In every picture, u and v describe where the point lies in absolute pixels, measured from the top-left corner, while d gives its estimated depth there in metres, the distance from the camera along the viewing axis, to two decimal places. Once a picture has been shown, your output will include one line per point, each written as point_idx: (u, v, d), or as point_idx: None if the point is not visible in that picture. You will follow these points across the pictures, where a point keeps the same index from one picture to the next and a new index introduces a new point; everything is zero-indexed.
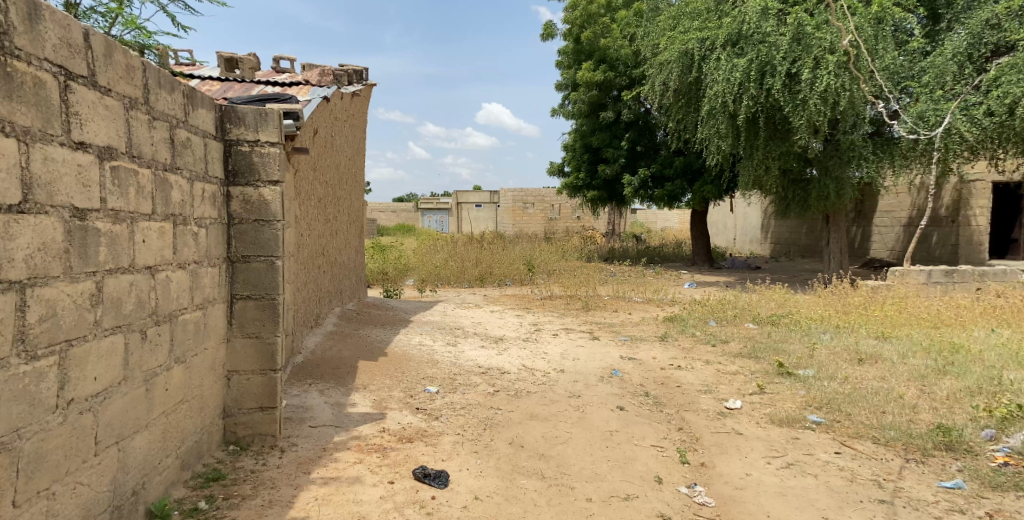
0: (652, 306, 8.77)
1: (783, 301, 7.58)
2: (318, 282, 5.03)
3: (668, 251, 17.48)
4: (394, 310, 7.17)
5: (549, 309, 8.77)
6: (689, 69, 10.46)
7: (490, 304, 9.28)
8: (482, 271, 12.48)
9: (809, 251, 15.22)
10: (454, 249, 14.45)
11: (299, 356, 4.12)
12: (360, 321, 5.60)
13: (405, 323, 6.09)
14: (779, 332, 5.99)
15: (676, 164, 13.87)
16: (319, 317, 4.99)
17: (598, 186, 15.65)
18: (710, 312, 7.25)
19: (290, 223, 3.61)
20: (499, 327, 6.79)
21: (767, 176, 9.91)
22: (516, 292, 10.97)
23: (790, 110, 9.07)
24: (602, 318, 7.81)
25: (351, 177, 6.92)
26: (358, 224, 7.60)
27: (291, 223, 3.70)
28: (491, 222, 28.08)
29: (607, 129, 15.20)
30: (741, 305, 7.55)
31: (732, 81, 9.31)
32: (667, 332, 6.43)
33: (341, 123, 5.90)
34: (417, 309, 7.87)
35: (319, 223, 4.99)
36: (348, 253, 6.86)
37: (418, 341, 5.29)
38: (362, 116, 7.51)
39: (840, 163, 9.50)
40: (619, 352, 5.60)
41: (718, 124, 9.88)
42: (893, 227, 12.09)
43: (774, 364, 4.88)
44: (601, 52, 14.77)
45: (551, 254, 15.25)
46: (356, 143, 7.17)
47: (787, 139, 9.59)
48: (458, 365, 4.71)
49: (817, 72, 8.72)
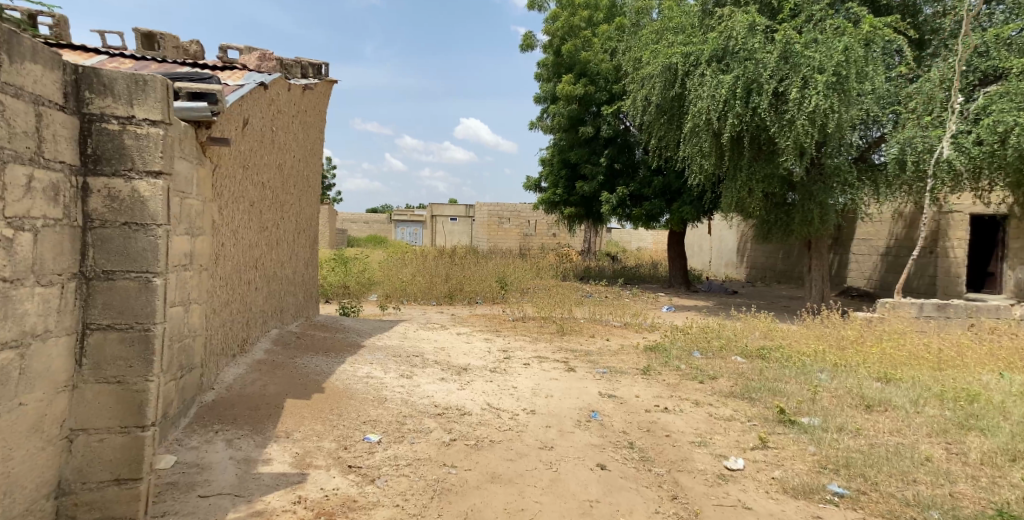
0: (631, 332, 8.17)
1: (772, 331, 7.00)
2: (245, 303, 4.33)
3: (644, 272, 16.94)
4: (347, 332, 6.44)
5: (520, 332, 8.07)
6: (672, 84, 9.87)
7: (456, 325, 8.55)
8: (451, 287, 11.77)
9: (785, 277, 14.82)
10: (422, 263, 13.70)
11: (209, 394, 3.43)
12: (299, 348, 4.88)
13: (355, 349, 5.37)
14: (772, 367, 5.37)
15: (654, 183, 13.37)
16: (245, 342, 4.29)
17: (575, 202, 15.21)
18: (696, 342, 6.63)
19: (180, 230, 2.92)
20: (463, 354, 6.06)
21: (750, 199, 9.25)
22: (487, 312, 10.27)
23: (776, 131, 8.41)
24: (577, 344, 7.13)
25: (299, 182, 6.19)
26: (309, 234, 6.87)
27: (184, 230, 2.98)
28: (465, 236, 27.36)
29: (586, 145, 14.68)
30: (728, 334, 6.95)
31: (717, 97, 8.69)
32: (650, 363, 5.80)
33: (285, 117, 5.20)
34: (375, 331, 7.11)
35: (248, 233, 4.30)
36: (294, 267, 6.12)
37: (366, 372, 4.56)
38: (317, 114, 6.79)
39: (824, 189, 8.87)
40: (597, 388, 4.92)
41: (701, 142, 9.23)
42: (871, 255, 11.50)
43: (773, 409, 4.15)
44: (581, 66, 14.27)
45: (524, 271, 14.58)
46: (307, 144, 6.45)
47: (774, 160, 8.89)
48: (410, 404, 3.99)
49: (805, 92, 8.04)
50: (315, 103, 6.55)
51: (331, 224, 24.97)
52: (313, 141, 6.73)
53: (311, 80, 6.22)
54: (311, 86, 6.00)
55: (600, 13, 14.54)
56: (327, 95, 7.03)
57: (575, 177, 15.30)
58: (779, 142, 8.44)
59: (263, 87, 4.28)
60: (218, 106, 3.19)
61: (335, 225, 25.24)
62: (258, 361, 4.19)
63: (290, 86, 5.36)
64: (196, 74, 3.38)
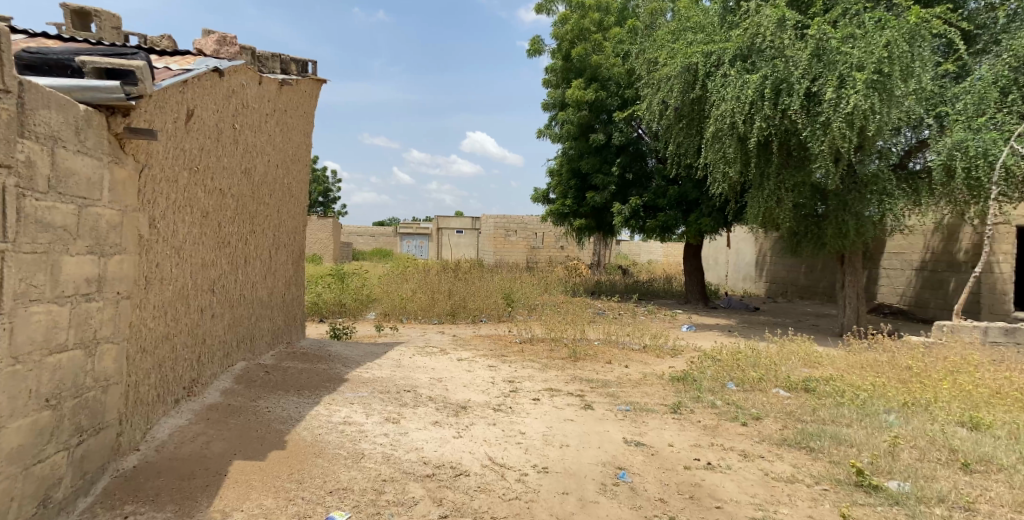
0: (651, 357, 7.39)
1: (812, 358, 6.19)
2: (194, 335, 3.61)
3: (658, 287, 16.14)
4: (333, 360, 5.71)
5: (528, 357, 7.28)
6: (692, 85, 9.08)
7: (457, 348, 7.78)
8: (454, 304, 11.02)
9: (808, 292, 14.06)
10: (424, 278, 12.99)
11: (131, 458, 2.72)
12: (266, 385, 4.15)
13: (336, 383, 4.64)
14: (824, 401, 4.58)
15: (669, 193, 12.61)
16: (194, 383, 3.57)
17: (585, 213, 14.52)
18: (727, 372, 5.84)
19: (66, 251, 2.22)
20: (463, 387, 5.29)
21: (779, 210, 8.35)
22: (492, 332, 9.50)
23: (808, 135, 7.51)
24: (593, 373, 6.35)
25: (277, 191, 5.48)
26: (291, 250, 6.16)
27: (71, 248, 2.25)
28: (471, 249, 26.64)
29: (597, 153, 13.95)
30: (764, 362, 6.14)
31: (742, 99, 7.84)
32: (680, 399, 5.02)
33: (255, 114, 4.50)
34: (366, 358, 6.36)
35: (198, 252, 3.59)
36: (269, 288, 5.38)
37: (344, 418, 3.81)
38: (301, 115, 6.07)
39: (859, 198, 7.93)
40: (620, 433, 4.14)
41: (724, 147, 8.37)
42: (904, 270, 10.39)
43: (846, 466, 3.29)
44: (592, 71, 13.57)
45: (532, 286, 13.84)
46: (288, 148, 5.74)
47: (806, 167, 8.01)
48: (395, 462, 3.23)
49: (842, 92, 7.15)
50: (297, 103, 5.85)
51: (335, 237, 24.35)
52: (296, 144, 6.02)
53: (292, 76, 5.52)
54: (290, 82, 5.31)
55: (611, 17, 13.87)
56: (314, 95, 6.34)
57: (586, 187, 14.59)
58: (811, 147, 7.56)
59: (220, 75, 3.58)
60: (140, 89, 2.45)
61: (338, 237, 24.58)
62: (208, 407, 3.46)
63: (262, 79, 4.65)
64: (119, 50, 2.68)
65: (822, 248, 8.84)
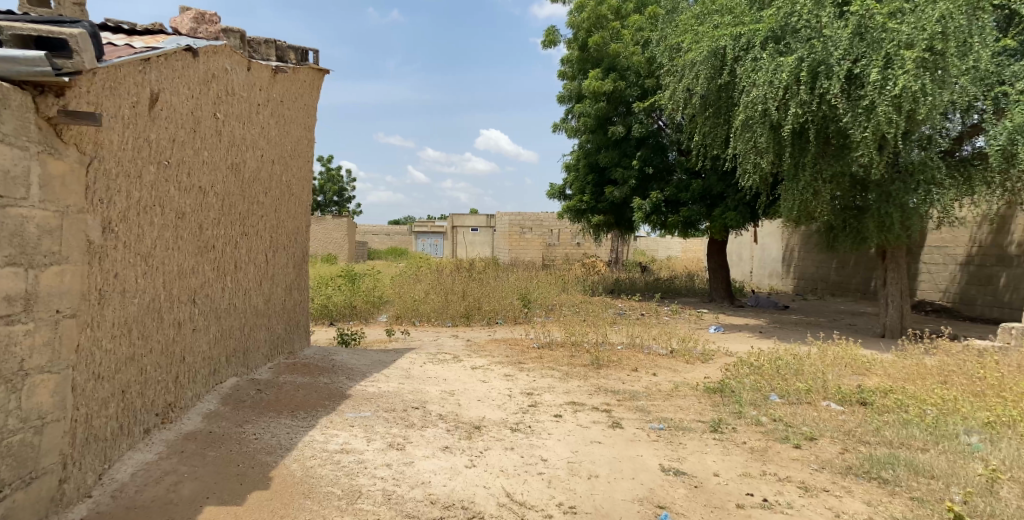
0: (679, 364, 6.89)
1: (860, 364, 5.64)
2: (169, 353, 3.16)
3: (680, 285, 15.60)
4: (338, 371, 5.27)
5: (549, 364, 6.81)
6: (720, 71, 8.60)
7: (471, 354, 7.31)
8: (468, 306, 10.56)
9: (840, 288, 13.66)
10: (437, 278, 12.57)
11: (79, 508, 2.29)
12: (258, 406, 3.71)
13: (337, 401, 4.17)
14: (887, 417, 4.05)
15: (692, 187, 12.06)
16: (169, 407, 3.13)
17: (603, 209, 14.03)
18: (766, 384, 5.32)
19: None
20: (477, 402, 4.84)
21: (815, 203, 7.87)
22: (508, 335, 9.03)
23: (850, 121, 7.01)
24: (618, 383, 5.87)
25: (274, 189, 5.04)
26: (292, 252, 5.72)
27: None
28: (486, 247, 26.22)
29: (616, 147, 13.44)
30: (806, 370, 5.60)
31: (775, 83, 7.41)
32: (720, 417, 4.52)
33: (243, 102, 4.05)
34: (374, 367, 5.94)
35: (172, 259, 3.14)
36: (268, 294, 4.99)
37: (341, 445, 3.36)
38: (300, 107, 5.62)
39: (905, 188, 7.36)
40: (655, 459, 3.66)
41: (756, 136, 7.93)
42: (947, 265, 9.77)
43: (937, 506, 2.78)
44: (610, 60, 13.07)
45: (550, 286, 13.38)
46: (286, 141, 5.29)
47: (846, 156, 7.48)
48: (398, 504, 2.78)
49: (888, 72, 6.62)
50: (294, 93, 5.40)
51: (350, 238, 24.05)
52: (295, 137, 5.57)
53: (288, 64, 5.08)
54: (286, 70, 4.87)
55: (629, 3, 13.33)
56: (315, 85, 5.89)
57: (604, 182, 14.10)
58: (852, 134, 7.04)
59: (195, 55, 3.12)
60: (77, 65, 2.03)
61: (353, 237, 24.28)
62: (184, 437, 3.02)
63: (251, 66, 4.19)
64: (60, 19, 2.25)
65: (862, 243, 8.29)
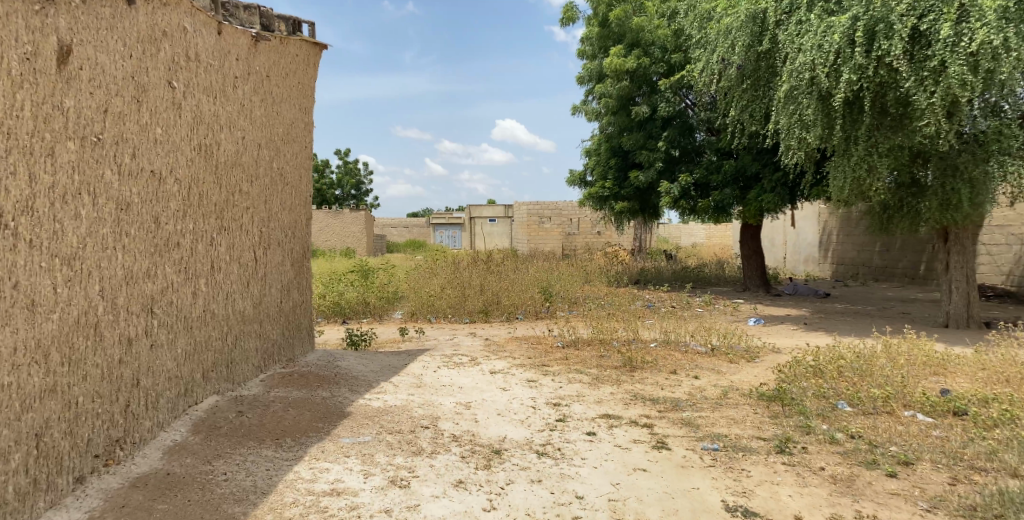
0: (722, 368, 6.20)
1: (939, 372, 5.04)
2: (116, 376, 2.57)
3: (709, 273, 14.90)
4: (342, 382, 4.63)
5: (576, 366, 6.20)
6: (759, 38, 8.43)
7: (490, 356, 6.73)
8: (487, 301, 9.98)
9: (884, 273, 14.12)
10: (455, 271, 11.98)
11: None
12: (239, 433, 3.02)
13: (332, 423, 3.48)
14: (999, 438, 3.36)
15: (724, 168, 11.34)
16: (117, 444, 2.56)
17: (628, 195, 13.34)
18: (831, 398, 4.62)
19: None
20: (499, 419, 4.21)
21: (870, 179, 7.72)
22: (529, 333, 8.43)
23: (913, 86, 6.89)
24: (655, 392, 5.26)
25: (263, 177, 4.40)
26: (288, 245, 5.08)
27: None
28: (505, 237, 25.66)
29: (641, 128, 12.75)
30: (879, 379, 4.88)
31: (825, 47, 7.30)
32: (785, 436, 3.86)
33: (211, 71, 3.35)
34: (383, 374, 5.36)
35: (105, 263, 2.52)
36: (264, 296, 4.43)
37: (331, 484, 2.74)
38: (293, 85, 4.98)
39: (973, 160, 7.24)
40: (716, 493, 3.01)
41: (802, 108, 7.84)
42: (1011, 246, 9.02)
43: None
44: (633, 35, 12.42)
45: (572, 277, 12.72)
46: (274, 120, 4.62)
47: (906, 127, 7.37)
48: None
49: (962, 27, 6.49)
50: (284, 68, 4.75)
51: (368, 231, 23.58)
52: (289, 115, 4.90)
53: (274, 34, 4.41)
54: (271, 39, 4.21)
55: None
56: (313, 61, 5.27)
57: (628, 166, 13.42)
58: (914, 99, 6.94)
59: (129, 2, 2.68)
60: None
61: (370, 229, 23.84)
62: (130, 484, 2.42)
63: (222, 30, 3.53)
64: None
65: (920, 224, 8.23)
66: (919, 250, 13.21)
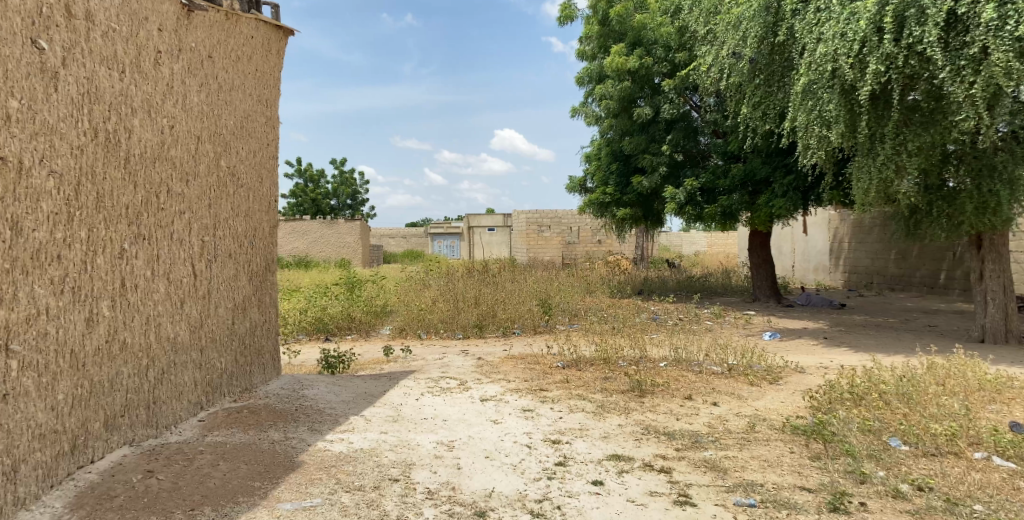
0: (742, 394, 5.50)
1: (1001, 404, 4.38)
2: None
3: (716, 283, 14.23)
4: (302, 418, 3.92)
5: (577, 392, 5.52)
6: (773, 29, 7.78)
7: (481, 379, 6.02)
8: (481, 314, 9.29)
9: (900, 282, 13.49)
10: (448, 282, 11.29)
11: None
12: (138, 504, 2.46)
13: (274, 481, 2.82)
14: None
15: (733, 171, 10.68)
16: None
17: (630, 202, 12.66)
18: (876, 436, 3.94)
19: None
20: (489, 464, 3.53)
21: (899, 181, 7.07)
22: (525, 351, 7.73)
23: (948, 77, 6.30)
24: (671, 425, 4.57)
25: (209, 178, 3.74)
26: (244, 256, 4.40)
27: None
28: (504, 247, 24.97)
29: (643, 131, 12.12)
30: (931, 413, 4.19)
31: (849, 35, 6.68)
32: (836, 487, 3.18)
33: (110, 34, 2.92)
34: (355, 405, 4.67)
35: None
36: (211, 319, 3.75)
37: None
38: (251, 72, 4.32)
39: (1012, 159, 6.76)
40: None
41: (823, 104, 7.18)
42: None
43: None
44: (635, 34, 11.85)
45: (572, 288, 12.05)
46: (225, 107, 3.93)
47: (938, 123, 6.71)
48: None
49: (1006, 9, 5.90)
50: (235, 50, 4.06)
51: (363, 240, 22.95)
52: (243, 103, 4.22)
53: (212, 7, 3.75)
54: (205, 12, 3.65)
55: None
56: (274, 46, 4.63)
57: (629, 172, 12.76)
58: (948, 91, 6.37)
59: None
60: None
61: (366, 240, 23.15)
62: None
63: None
64: None
65: (952, 230, 7.64)
66: (939, 258, 12.60)
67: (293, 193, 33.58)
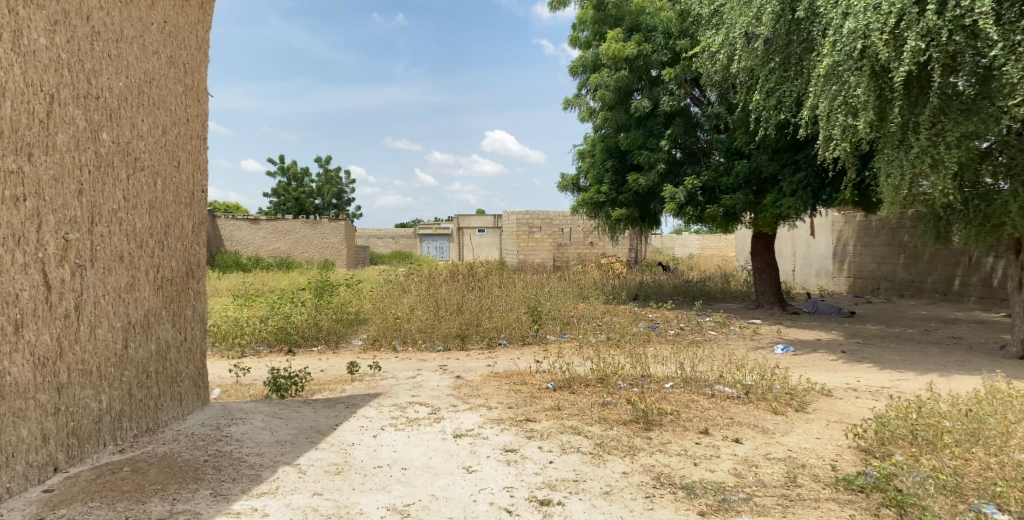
0: (766, 426, 4.57)
1: None
2: None
3: (716, 288, 13.36)
4: (207, 474, 2.99)
5: (568, 423, 4.60)
6: (792, 5, 6.89)
7: (457, 406, 5.07)
8: (464, 323, 8.36)
9: (910, 288, 12.68)
10: (429, 287, 10.35)
11: None
12: None
13: None
14: None
15: (738, 169, 9.78)
16: None
17: (626, 202, 11.71)
18: (956, 500, 3.07)
19: None
20: None
21: (937, 177, 6.15)
22: (512, 367, 6.78)
23: (1000, 55, 5.45)
24: (690, 474, 3.64)
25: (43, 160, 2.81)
26: (146, 260, 3.44)
27: None
28: (495, 248, 24.02)
29: (640, 125, 11.20)
30: (1018, 467, 3.31)
31: (883, 7, 5.77)
32: None
33: None
34: (290, 446, 3.71)
35: None
36: (75, 348, 2.92)
37: None
38: (141, 26, 3.42)
39: None
40: None
41: (848, 89, 6.25)
42: None
43: None
44: (633, 19, 10.98)
45: (564, 293, 11.14)
46: (78, 56, 2.99)
47: (982, 111, 5.83)
48: None
49: None
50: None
51: (347, 240, 21.94)
52: (123, 58, 3.28)
53: None
54: None
55: None
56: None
57: (626, 169, 11.83)
58: (999, 71, 5.52)
59: None
60: None
61: (351, 240, 22.15)
62: None
63: None
64: None
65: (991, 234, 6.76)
66: (954, 263, 11.76)
67: (276, 191, 32.53)
